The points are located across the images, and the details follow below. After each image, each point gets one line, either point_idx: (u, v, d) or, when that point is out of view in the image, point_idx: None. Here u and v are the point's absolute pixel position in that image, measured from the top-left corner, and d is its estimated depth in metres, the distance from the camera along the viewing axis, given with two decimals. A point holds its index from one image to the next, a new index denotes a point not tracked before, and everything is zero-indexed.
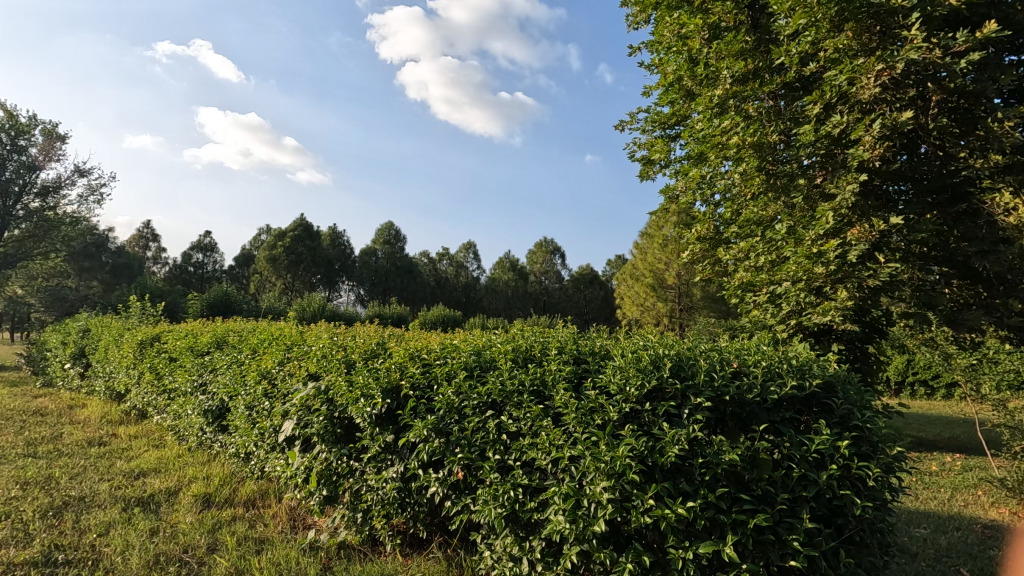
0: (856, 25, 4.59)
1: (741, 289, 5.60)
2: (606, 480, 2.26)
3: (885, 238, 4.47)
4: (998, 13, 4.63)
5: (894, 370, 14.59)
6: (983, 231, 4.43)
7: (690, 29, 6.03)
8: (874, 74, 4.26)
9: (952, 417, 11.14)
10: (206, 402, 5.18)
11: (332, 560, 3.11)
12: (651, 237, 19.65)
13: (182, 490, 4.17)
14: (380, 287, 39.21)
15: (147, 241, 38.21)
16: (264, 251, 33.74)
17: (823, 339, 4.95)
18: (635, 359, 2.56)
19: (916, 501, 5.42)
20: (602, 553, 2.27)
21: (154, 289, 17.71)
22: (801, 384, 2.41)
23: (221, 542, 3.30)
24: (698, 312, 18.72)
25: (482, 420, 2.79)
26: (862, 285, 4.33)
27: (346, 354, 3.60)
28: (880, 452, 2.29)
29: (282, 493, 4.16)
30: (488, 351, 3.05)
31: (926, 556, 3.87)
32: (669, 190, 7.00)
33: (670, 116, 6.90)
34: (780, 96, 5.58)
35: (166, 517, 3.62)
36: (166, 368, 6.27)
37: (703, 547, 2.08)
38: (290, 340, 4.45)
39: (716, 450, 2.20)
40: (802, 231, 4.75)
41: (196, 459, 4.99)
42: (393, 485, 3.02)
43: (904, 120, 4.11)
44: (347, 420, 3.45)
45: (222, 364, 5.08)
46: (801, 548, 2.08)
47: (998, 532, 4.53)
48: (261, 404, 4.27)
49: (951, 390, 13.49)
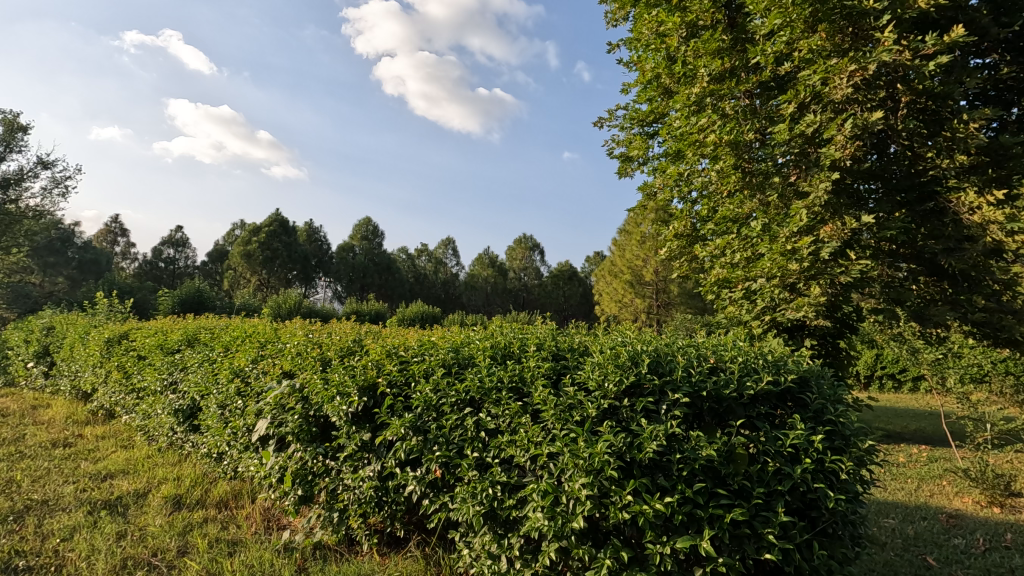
0: (829, 26, 4.67)
1: (718, 285, 5.66)
2: (585, 476, 2.25)
3: (857, 236, 4.59)
4: (965, 16, 4.74)
5: (863, 364, 14.95)
6: (950, 229, 4.55)
7: (669, 27, 6.05)
8: (847, 75, 4.33)
9: (917, 410, 11.52)
10: (176, 402, 5.04)
11: (307, 561, 3.06)
12: (630, 234, 19.85)
13: (152, 491, 4.07)
14: (358, 284, 38.70)
15: (116, 235, 37.09)
16: (238, 246, 32.87)
17: (796, 334, 5.02)
18: (614, 355, 2.57)
19: (884, 493, 5.57)
20: (580, 550, 2.26)
21: (123, 285, 17.24)
22: (776, 379, 2.45)
23: (192, 545, 3.22)
24: (676, 308, 18.94)
25: (460, 418, 2.77)
26: (834, 281, 4.41)
27: (321, 351, 3.55)
28: (852, 446, 2.34)
29: (256, 494, 4.08)
30: (467, 348, 3.02)
31: (894, 545, 3.98)
32: (646, 188, 7.06)
33: (648, 113, 6.93)
34: (755, 96, 5.65)
35: (135, 520, 3.52)
36: (134, 366, 6.10)
37: (680, 542, 2.09)
38: (264, 337, 4.37)
39: (693, 446, 2.22)
40: (777, 228, 4.80)
41: (167, 461, 4.86)
42: (369, 484, 2.98)
43: (875, 120, 4.20)
44: (322, 419, 3.40)
45: (193, 362, 4.95)
46: (776, 541, 2.10)
47: (962, 521, 4.69)
48: (233, 403, 4.17)
49: (917, 382, 13.96)
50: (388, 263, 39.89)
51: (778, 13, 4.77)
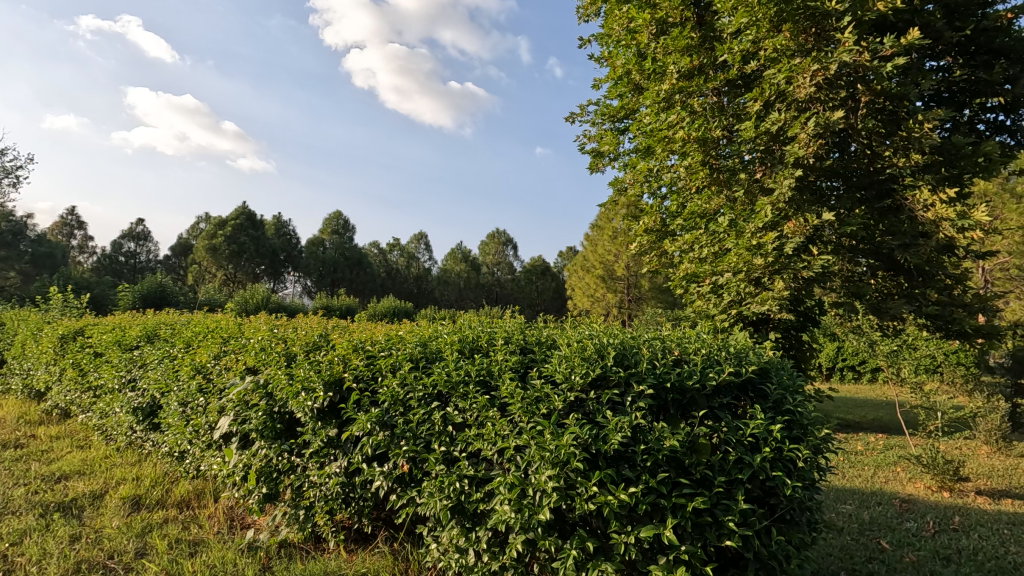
0: (793, 27, 4.80)
1: (686, 280, 5.73)
2: (551, 469, 2.26)
3: (819, 232, 4.72)
4: (921, 20, 4.91)
5: (825, 357, 15.40)
6: (906, 226, 4.75)
7: (639, 24, 6.08)
8: (810, 74, 4.45)
9: (875, 400, 11.96)
10: (135, 400, 4.88)
11: (271, 560, 3.01)
12: (601, 229, 20.03)
13: (109, 493, 3.93)
14: (328, 279, 37.91)
15: (73, 228, 35.55)
16: (204, 240, 32.20)
17: (761, 328, 5.15)
18: (580, 348, 2.60)
19: (842, 480, 5.77)
20: (547, 541, 2.28)
21: (79, 280, 16.63)
22: (737, 370, 2.51)
23: (151, 546, 3.13)
24: (646, 302, 19.25)
25: (427, 412, 2.75)
26: (797, 276, 4.54)
27: (287, 346, 3.48)
28: (809, 434, 2.40)
29: (219, 493, 3.97)
30: (434, 343, 3.00)
31: (850, 530, 4.12)
32: (617, 183, 7.11)
33: (619, 108, 6.96)
34: (723, 93, 5.74)
35: (90, 522, 3.40)
36: (90, 363, 5.89)
37: (644, 531, 2.12)
38: (228, 332, 4.27)
39: (657, 437, 2.25)
40: (743, 224, 4.89)
41: (125, 461, 4.71)
42: (336, 480, 2.94)
43: (836, 119, 4.33)
44: (287, 415, 3.34)
45: (152, 359, 4.80)
46: (736, 529, 2.14)
47: (914, 506, 4.89)
48: (195, 400, 4.06)
49: (876, 374, 14.48)
50: (359, 258, 39.17)
51: (744, 11, 4.84)
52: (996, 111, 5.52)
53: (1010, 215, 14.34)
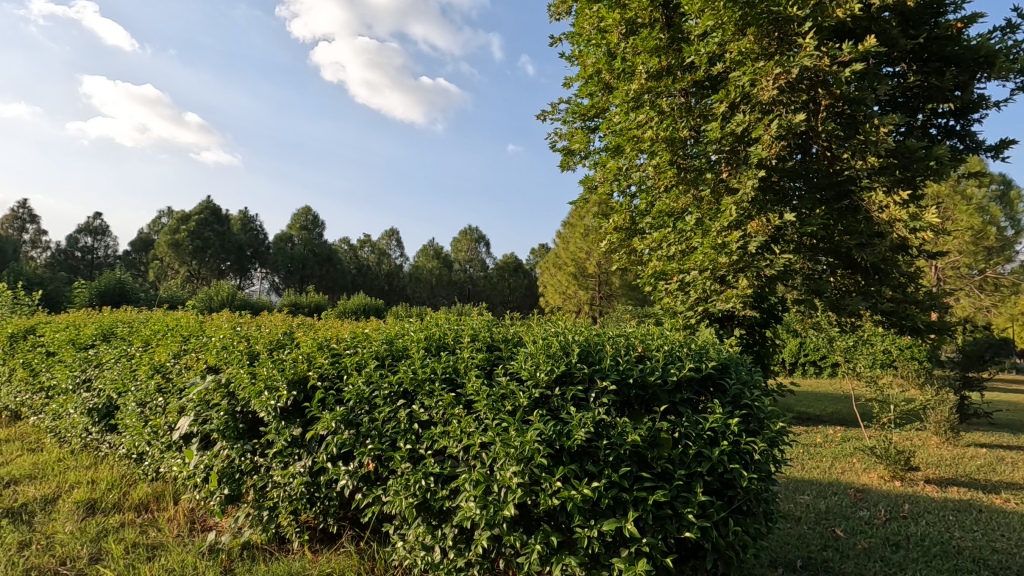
0: (757, 30, 4.92)
1: (654, 278, 5.82)
2: (516, 465, 2.29)
3: (781, 231, 4.86)
4: (878, 27, 5.10)
5: (788, 352, 15.86)
6: (862, 226, 4.93)
7: (609, 23, 6.16)
8: (772, 78, 4.57)
9: (834, 394, 12.38)
10: (90, 401, 4.71)
11: (233, 562, 2.96)
12: (573, 226, 20.20)
13: (62, 497, 3.79)
14: (297, 277, 37.25)
15: (25, 222, 33.98)
16: (166, 235, 31.18)
17: (726, 324, 5.27)
18: (546, 345, 2.62)
19: (801, 471, 5.97)
20: (511, 537, 2.30)
21: (31, 276, 15.91)
22: (697, 366, 2.57)
23: (106, 551, 3.04)
24: (617, 299, 19.49)
25: (393, 410, 2.74)
26: (760, 274, 4.67)
27: (249, 345, 3.41)
28: (765, 428, 2.49)
29: (180, 495, 3.87)
30: (401, 340, 2.98)
31: (807, 520, 4.27)
32: (588, 181, 7.17)
33: (589, 107, 6.99)
34: (690, 94, 5.83)
35: (41, 528, 3.28)
36: (42, 363, 5.66)
37: (606, 524, 2.16)
38: (188, 330, 4.16)
39: (620, 432, 2.29)
40: (708, 223, 4.98)
41: (80, 463, 4.54)
42: (300, 480, 2.90)
43: (798, 122, 4.46)
44: (250, 414, 3.29)
45: (108, 358, 4.64)
46: (695, 520, 2.20)
47: (868, 495, 5.09)
48: (153, 400, 3.95)
49: (835, 368, 15.00)
50: (328, 254, 38.55)
51: (710, 14, 4.93)
52: (946, 117, 5.78)
53: (961, 216, 15.00)
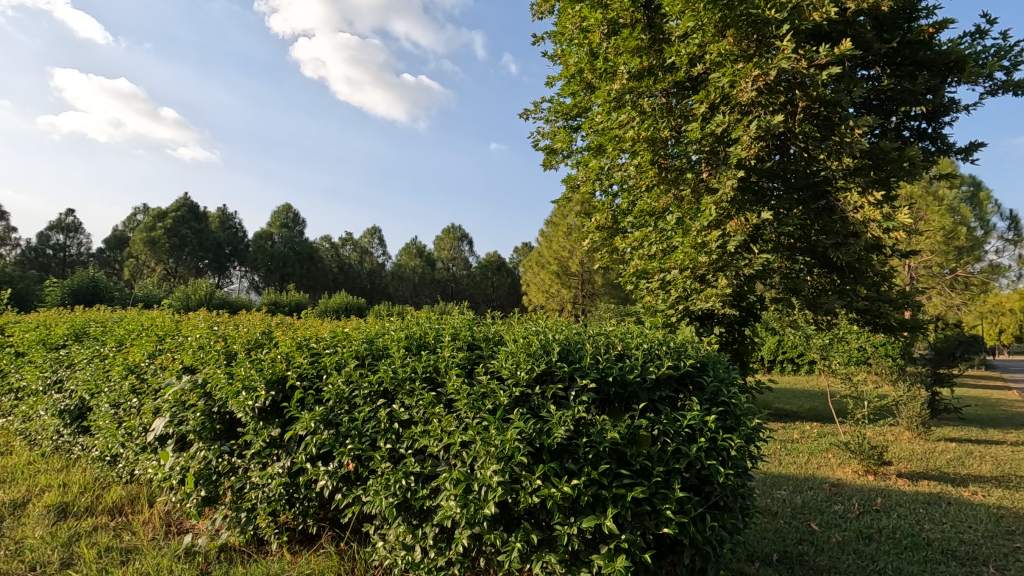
0: (736, 32, 4.98)
1: (636, 276, 5.87)
2: (496, 463, 2.30)
3: (759, 231, 4.93)
4: (853, 31, 5.21)
5: (767, 350, 16.12)
6: (838, 226, 5.03)
7: (591, 23, 6.18)
8: (751, 79, 4.63)
9: (811, 391, 12.62)
10: (61, 402, 4.60)
11: (210, 564, 2.92)
12: (556, 225, 20.26)
13: (31, 501, 3.70)
14: (277, 275, 36.64)
15: None
16: (141, 232, 30.52)
17: (706, 322, 5.32)
18: (526, 343, 2.62)
19: (778, 467, 6.08)
20: (492, 535, 2.30)
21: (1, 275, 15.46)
22: (676, 364, 2.60)
23: (79, 556, 2.98)
24: (600, 298, 19.61)
25: (373, 410, 2.73)
26: (739, 273, 4.74)
27: (226, 345, 3.36)
28: (742, 424, 2.52)
29: (155, 497, 3.80)
30: (381, 339, 2.96)
31: (784, 514, 4.35)
32: (570, 180, 7.20)
33: (572, 107, 7.01)
34: (671, 94, 5.89)
35: (11, 533, 3.20)
36: (11, 364, 5.51)
37: (585, 522, 2.18)
38: (163, 330, 4.08)
39: (599, 429, 2.31)
40: (689, 223, 5.04)
41: (51, 466, 4.43)
42: (278, 481, 2.87)
43: (775, 123, 4.53)
44: (227, 415, 3.24)
45: (80, 358, 4.53)
46: (673, 516, 2.23)
47: (842, 489, 5.20)
48: (128, 401, 3.87)
49: (812, 366, 15.30)
50: (310, 254, 37.71)
51: (691, 16, 4.98)
52: (919, 119, 5.91)
53: (932, 216, 15.40)
